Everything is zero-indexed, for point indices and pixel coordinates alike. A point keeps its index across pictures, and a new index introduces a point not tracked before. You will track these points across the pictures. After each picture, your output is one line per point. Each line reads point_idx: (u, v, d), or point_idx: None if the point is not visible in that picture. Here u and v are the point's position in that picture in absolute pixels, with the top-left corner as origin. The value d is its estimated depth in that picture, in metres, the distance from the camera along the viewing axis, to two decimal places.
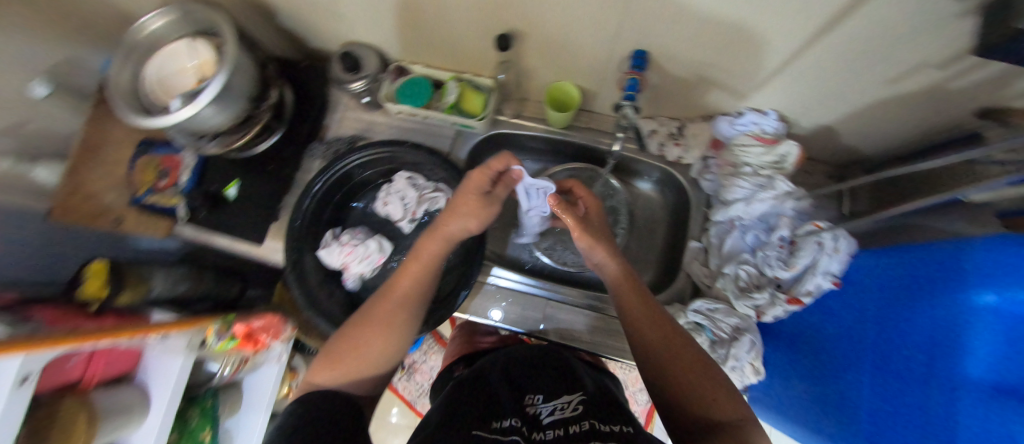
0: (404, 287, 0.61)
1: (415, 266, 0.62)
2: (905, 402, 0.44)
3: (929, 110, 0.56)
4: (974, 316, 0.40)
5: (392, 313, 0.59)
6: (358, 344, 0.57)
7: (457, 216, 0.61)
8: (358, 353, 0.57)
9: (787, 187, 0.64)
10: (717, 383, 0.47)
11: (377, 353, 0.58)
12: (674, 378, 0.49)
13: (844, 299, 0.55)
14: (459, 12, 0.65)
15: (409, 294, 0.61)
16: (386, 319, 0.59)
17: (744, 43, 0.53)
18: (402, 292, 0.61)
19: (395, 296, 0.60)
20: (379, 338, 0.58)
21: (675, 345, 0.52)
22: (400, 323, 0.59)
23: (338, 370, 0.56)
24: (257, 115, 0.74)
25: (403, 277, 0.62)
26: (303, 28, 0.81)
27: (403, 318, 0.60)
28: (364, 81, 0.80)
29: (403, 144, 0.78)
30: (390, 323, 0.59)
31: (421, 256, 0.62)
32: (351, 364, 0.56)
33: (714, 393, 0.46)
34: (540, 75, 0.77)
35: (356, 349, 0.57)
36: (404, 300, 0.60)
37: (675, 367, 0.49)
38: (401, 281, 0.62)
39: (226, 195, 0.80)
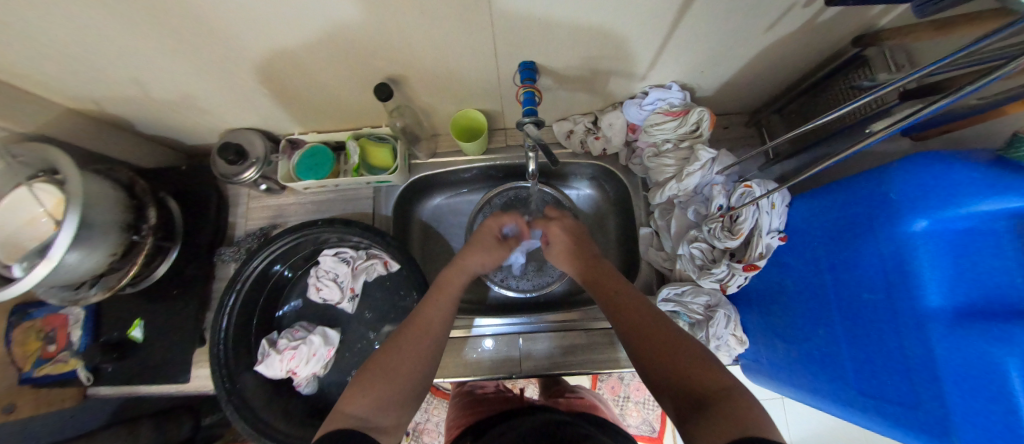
0: (430, 318, 0.55)
1: (441, 299, 0.58)
2: (880, 341, 0.42)
3: (812, 43, 0.57)
4: (912, 246, 0.38)
5: (422, 336, 0.52)
6: (391, 368, 0.48)
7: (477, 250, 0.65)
8: (389, 377, 0.47)
9: (709, 153, 0.61)
10: (692, 354, 0.43)
11: (405, 384, 0.48)
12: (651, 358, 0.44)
13: (795, 252, 0.53)
14: (329, 72, 0.60)
15: (438, 322, 0.55)
16: (420, 343, 0.51)
17: (620, 28, 0.51)
18: (433, 318, 0.55)
19: (426, 322, 0.54)
20: (411, 365, 0.49)
21: (647, 326, 0.48)
22: (428, 357, 0.51)
23: (371, 396, 0.45)
24: (140, 241, 0.66)
25: (431, 305, 0.56)
26: (171, 127, 0.72)
27: (430, 348, 0.52)
28: (255, 168, 0.71)
29: (314, 224, 0.68)
30: (419, 351, 0.51)
31: (444, 288, 0.59)
32: (384, 386, 0.46)
33: (690, 365, 0.41)
34: (440, 110, 0.73)
35: (390, 374, 0.48)
36: (430, 327, 0.54)
37: (651, 349, 0.45)
38: (429, 310, 0.56)
39: (133, 338, 0.69)
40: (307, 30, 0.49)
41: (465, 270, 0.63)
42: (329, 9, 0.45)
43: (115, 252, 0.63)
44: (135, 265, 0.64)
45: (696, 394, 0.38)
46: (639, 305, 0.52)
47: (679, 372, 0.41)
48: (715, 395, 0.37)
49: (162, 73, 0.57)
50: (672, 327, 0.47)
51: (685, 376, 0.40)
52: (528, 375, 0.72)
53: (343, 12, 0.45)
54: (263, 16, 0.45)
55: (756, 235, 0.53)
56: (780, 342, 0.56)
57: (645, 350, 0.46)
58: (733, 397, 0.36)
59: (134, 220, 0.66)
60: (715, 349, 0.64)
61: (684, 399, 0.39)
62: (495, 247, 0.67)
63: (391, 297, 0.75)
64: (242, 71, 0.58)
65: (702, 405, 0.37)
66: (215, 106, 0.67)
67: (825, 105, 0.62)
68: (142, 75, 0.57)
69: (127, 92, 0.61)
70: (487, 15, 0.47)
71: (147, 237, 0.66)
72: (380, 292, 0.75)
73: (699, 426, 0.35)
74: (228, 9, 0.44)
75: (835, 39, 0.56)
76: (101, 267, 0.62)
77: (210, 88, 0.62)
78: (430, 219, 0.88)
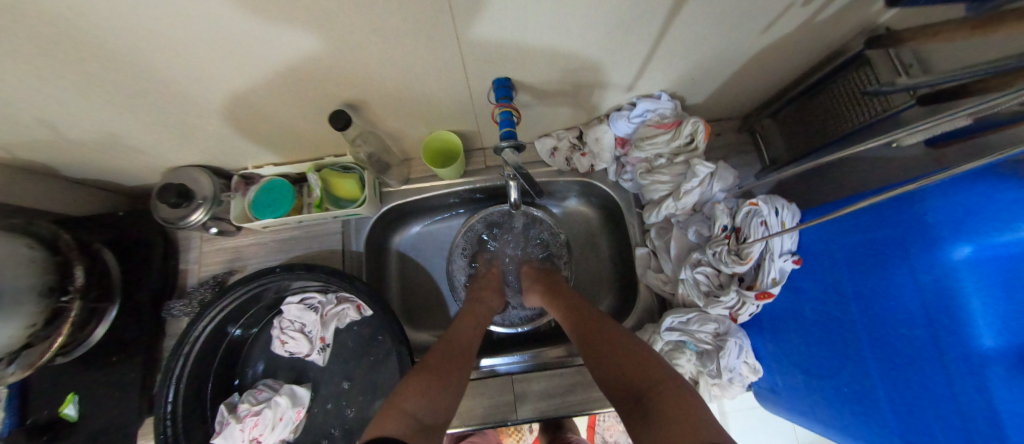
0: (466, 338, 0.56)
1: (472, 322, 0.60)
2: (919, 381, 0.37)
3: (808, 43, 0.52)
4: (954, 277, 0.33)
5: (464, 347, 0.54)
6: (443, 373, 0.48)
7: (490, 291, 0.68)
8: (443, 379, 0.47)
9: (707, 168, 0.57)
10: (635, 353, 0.46)
11: (454, 391, 0.47)
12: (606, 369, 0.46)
13: (810, 277, 0.47)
14: (277, 102, 0.53)
15: (474, 340, 0.56)
16: (461, 357, 0.52)
17: (603, 38, 0.46)
18: (469, 337, 0.56)
19: (464, 340, 0.55)
20: (456, 374, 0.49)
21: (596, 329, 0.52)
22: (465, 373, 0.51)
23: (427, 395, 0.45)
24: (68, 305, 0.56)
25: (463, 323, 0.59)
26: (102, 168, 0.64)
27: (467, 360, 0.52)
28: (203, 209, 0.63)
29: (273, 271, 0.60)
30: (461, 363, 0.51)
31: (476, 315, 0.61)
32: (437, 388, 0.46)
33: (630, 363, 0.45)
34: (410, 134, 0.66)
35: (444, 378, 0.48)
36: (468, 346, 0.54)
37: (600, 351, 0.49)
38: (462, 325, 0.59)
39: (67, 416, 0.59)
40: (241, 55, 0.42)
41: (489, 310, 0.65)
42: (261, 31, 0.38)
43: (33, 323, 0.53)
44: (61, 334, 0.54)
45: (637, 390, 0.42)
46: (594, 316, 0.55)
47: (623, 371, 0.45)
48: (655, 390, 0.41)
49: (75, 111, 0.48)
50: (617, 329, 0.51)
51: (628, 374, 0.44)
52: (525, 421, 0.64)
53: (280, 34, 0.39)
54: (180, 40, 0.38)
55: (768, 259, 0.48)
56: (800, 375, 0.50)
57: (594, 353, 0.49)
58: (669, 391, 0.40)
59: (58, 280, 0.56)
60: (727, 381, 0.57)
61: (627, 396, 0.42)
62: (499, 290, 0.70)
63: (367, 343, 0.67)
64: (171, 104, 0.50)
65: (642, 400, 0.40)
66: (150, 145, 0.59)
67: (826, 109, 0.57)
68: (51, 116, 0.48)
69: (38, 136, 0.52)
70: (450, 31, 0.41)
71: (78, 299, 0.57)
72: (354, 339, 0.68)
73: (643, 422, 0.38)
74: (137, 35, 0.37)
75: (833, 39, 0.51)
76: (15, 343, 0.51)
77: (139, 125, 0.54)
78: (410, 250, 0.80)
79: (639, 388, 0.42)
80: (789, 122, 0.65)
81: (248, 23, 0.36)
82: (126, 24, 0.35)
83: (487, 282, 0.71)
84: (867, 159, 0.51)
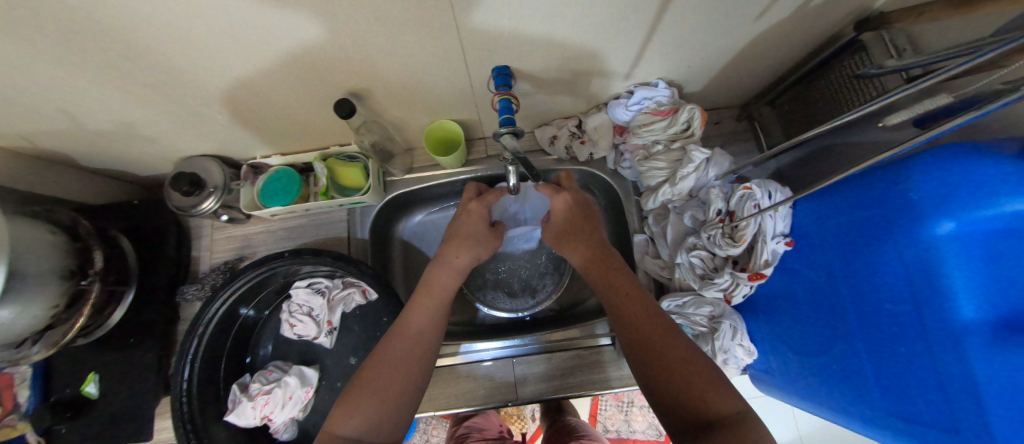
0: (416, 327, 0.51)
1: (432, 303, 0.54)
2: (904, 355, 0.38)
3: (804, 29, 0.53)
4: (938, 251, 0.34)
5: (407, 352, 0.49)
6: (382, 382, 0.46)
7: (463, 246, 0.59)
8: (382, 394, 0.45)
9: (703, 154, 0.58)
10: (697, 370, 0.40)
11: (397, 397, 0.46)
12: (661, 375, 0.41)
13: (803, 257, 0.49)
14: (285, 92, 0.55)
15: (429, 329, 0.52)
16: (411, 355, 0.49)
17: (599, 26, 0.47)
18: (420, 329, 0.51)
19: (411, 334, 0.51)
20: (401, 377, 0.47)
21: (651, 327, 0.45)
22: (419, 372, 0.49)
23: (359, 412, 0.44)
24: (88, 288, 0.59)
25: (415, 310, 0.53)
26: (119, 159, 0.66)
27: (421, 359, 0.49)
28: (214, 197, 0.65)
29: (281, 256, 0.62)
30: (408, 363, 0.48)
31: (434, 290, 0.55)
32: (372, 403, 0.45)
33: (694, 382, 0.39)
34: (412, 123, 0.68)
35: (381, 391, 0.46)
36: (420, 340, 0.50)
37: (655, 361, 0.42)
38: (416, 314, 0.53)
39: (88, 394, 0.63)
40: (251, 47, 0.44)
41: (457, 271, 0.57)
42: (271, 23, 0.40)
43: (56, 304, 0.56)
44: (82, 315, 0.57)
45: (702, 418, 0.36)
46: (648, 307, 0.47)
47: (686, 392, 0.38)
48: (727, 423, 0.35)
49: (94, 102, 0.51)
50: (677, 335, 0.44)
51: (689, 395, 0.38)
52: (525, 402, 0.67)
53: (288, 27, 0.41)
54: (195, 33, 0.40)
55: (761, 241, 0.49)
56: (792, 353, 0.51)
57: (648, 363, 0.42)
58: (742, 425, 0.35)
59: (78, 264, 0.59)
60: (722, 363, 0.59)
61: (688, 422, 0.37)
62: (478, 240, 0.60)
63: (372, 327, 0.69)
64: (183, 94, 0.52)
65: (711, 431, 0.35)
66: (163, 135, 0.61)
67: (822, 95, 0.58)
68: (71, 107, 0.51)
69: (60, 125, 0.54)
70: (451, 21, 0.42)
71: (97, 281, 0.60)
72: (359, 323, 0.70)
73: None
74: (155, 28, 0.39)
75: (829, 24, 0.52)
76: (40, 322, 0.55)
77: (153, 115, 0.56)
78: (413, 239, 0.82)
79: (705, 416, 0.36)
80: (786, 109, 0.66)
81: (258, 17, 0.38)
82: (145, 17, 0.37)
83: (465, 227, 0.60)
84: None
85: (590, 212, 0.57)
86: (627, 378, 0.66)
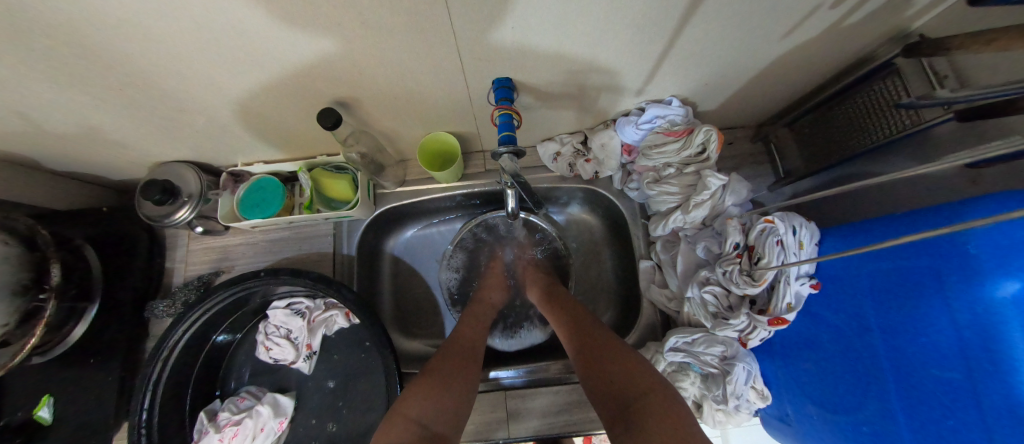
0: (468, 339, 0.55)
1: (476, 322, 0.59)
2: (953, 430, 0.33)
3: (833, 49, 0.48)
4: (997, 317, 0.30)
5: (468, 346, 0.53)
6: (445, 373, 0.48)
7: (493, 287, 0.68)
8: (450, 381, 0.47)
9: (719, 181, 0.54)
10: (624, 360, 0.45)
11: (460, 395, 0.46)
12: (592, 369, 0.46)
13: (833, 303, 0.43)
14: (267, 100, 0.50)
15: (479, 341, 0.55)
16: (467, 358, 0.51)
17: (612, 38, 0.42)
18: (471, 338, 0.55)
19: (467, 341, 0.54)
20: (463, 376, 0.48)
21: (588, 332, 0.51)
22: (476, 370, 0.50)
23: (430, 399, 0.44)
24: (43, 304, 0.54)
25: (465, 324, 0.58)
26: (85, 163, 0.61)
27: (475, 359, 0.52)
28: (189, 207, 0.60)
29: (258, 275, 0.57)
30: (468, 361, 0.51)
31: (478, 316, 0.60)
32: (442, 396, 0.45)
33: (622, 375, 0.43)
34: (405, 134, 0.63)
35: (447, 378, 0.47)
36: (472, 349, 0.53)
37: (590, 359, 0.47)
38: (464, 328, 0.57)
39: (41, 419, 0.57)
40: (222, 51, 0.39)
41: (491, 305, 0.64)
42: (245, 27, 0.35)
43: (6, 323, 0.50)
44: (35, 334, 0.52)
45: (624, 401, 0.41)
46: (586, 319, 0.54)
47: (611, 379, 0.44)
48: (641, 398, 0.40)
49: (49, 104, 0.46)
50: (610, 336, 0.49)
51: (615, 385, 0.43)
52: (518, 439, 0.61)
53: (266, 30, 0.36)
54: (156, 33, 0.35)
55: (783, 282, 0.44)
56: (814, 407, 0.46)
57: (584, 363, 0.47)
58: (657, 401, 0.39)
59: (33, 278, 0.54)
60: (732, 408, 0.54)
61: (612, 406, 0.41)
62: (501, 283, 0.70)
63: (355, 352, 0.65)
64: (152, 99, 0.47)
65: (628, 407, 0.40)
66: (133, 139, 0.56)
67: (847, 120, 0.53)
68: (24, 108, 0.46)
69: (14, 127, 0.49)
70: (447, 28, 0.38)
71: (53, 298, 0.54)
72: (342, 347, 0.65)
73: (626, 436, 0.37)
74: (112, 27, 0.34)
75: (861, 44, 0.48)
76: None
77: (119, 119, 0.51)
78: (404, 254, 0.77)
79: (625, 396, 0.41)
80: (804, 133, 0.62)
81: (229, 18, 0.34)
82: (97, 15, 0.32)
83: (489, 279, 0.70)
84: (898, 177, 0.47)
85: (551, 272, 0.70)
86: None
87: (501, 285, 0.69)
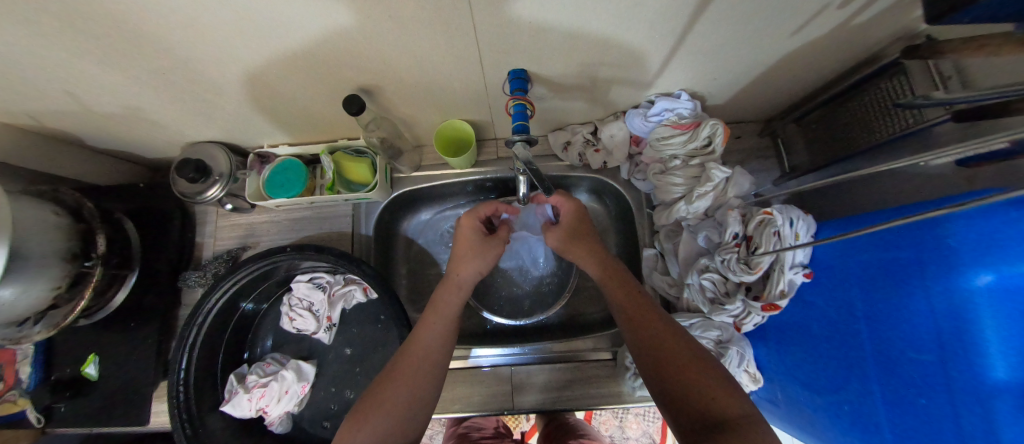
0: (426, 342, 0.50)
1: (438, 319, 0.52)
2: (924, 408, 0.36)
3: (842, 47, 0.50)
4: (971, 305, 0.33)
5: (426, 354, 0.49)
6: (388, 398, 0.45)
7: (466, 260, 0.57)
8: (391, 404, 0.45)
9: (723, 173, 0.56)
10: (710, 375, 0.39)
11: (406, 414, 0.45)
12: (667, 377, 0.41)
13: (824, 291, 0.46)
14: (296, 86, 0.53)
15: (436, 344, 0.50)
16: (421, 370, 0.48)
17: (624, 33, 0.44)
18: (430, 341, 0.50)
19: (421, 348, 0.49)
20: (409, 394, 0.46)
21: (660, 331, 0.45)
22: (428, 383, 0.48)
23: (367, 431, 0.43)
24: (90, 271, 0.58)
25: (424, 326, 0.51)
26: (123, 141, 0.65)
27: (430, 369, 0.48)
28: (219, 185, 0.64)
29: (283, 251, 0.61)
30: (418, 377, 0.47)
31: (439, 307, 0.53)
32: (382, 421, 0.44)
33: (712, 391, 0.38)
34: (422, 121, 0.66)
35: (388, 404, 0.45)
36: (431, 356, 0.49)
37: (665, 365, 0.42)
38: (422, 330, 0.51)
39: (88, 375, 0.64)
40: (260, 38, 0.42)
41: (462, 285, 0.56)
42: (283, 16, 0.38)
43: (59, 285, 0.55)
44: (83, 298, 0.57)
45: (711, 421, 0.36)
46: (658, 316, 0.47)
47: (694, 393, 0.39)
48: (735, 424, 0.35)
49: (99, 85, 0.49)
50: (687, 341, 0.43)
51: (701, 399, 0.38)
52: (523, 410, 0.66)
53: (301, 19, 0.39)
54: (202, 21, 0.38)
55: (778, 270, 0.47)
56: (800, 388, 0.50)
57: (656, 368, 0.42)
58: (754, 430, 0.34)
59: (81, 246, 0.58)
60: None
61: (694, 423, 0.37)
62: (483, 248, 0.59)
63: (372, 325, 0.69)
64: (191, 82, 0.51)
65: (719, 430, 0.35)
66: (170, 120, 0.60)
67: (852, 118, 0.55)
68: (76, 88, 0.49)
69: (66, 106, 0.53)
70: (469, 21, 0.40)
71: (99, 265, 0.59)
72: (360, 320, 0.70)
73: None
74: (165, 15, 0.37)
75: (868, 43, 0.49)
76: (42, 303, 0.54)
77: (159, 101, 0.54)
78: (417, 236, 0.81)
79: (714, 415, 0.36)
80: (809, 129, 0.63)
81: (271, 9, 0.37)
82: (152, 5, 0.35)
83: (462, 245, 0.59)
84: (897, 174, 0.49)
85: (580, 226, 0.59)
86: (640, 395, 0.64)
87: (478, 254, 0.58)
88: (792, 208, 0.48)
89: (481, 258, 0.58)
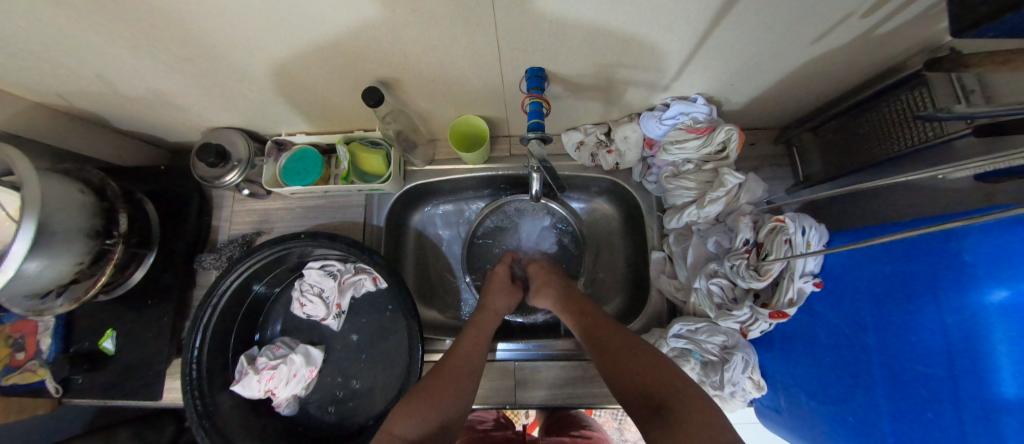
0: (467, 351, 0.53)
1: (475, 333, 0.56)
2: (932, 421, 0.36)
3: (863, 56, 0.49)
4: (981, 321, 0.33)
5: (466, 360, 0.52)
6: (433, 392, 0.47)
7: (498, 293, 0.64)
8: (436, 399, 0.46)
9: (736, 179, 0.56)
10: (650, 361, 0.43)
11: (449, 411, 0.46)
12: (617, 369, 0.45)
13: (834, 301, 0.46)
14: (317, 76, 0.54)
15: (476, 354, 0.53)
16: (462, 373, 0.50)
17: (644, 35, 0.44)
18: (470, 351, 0.53)
19: (462, 354, 0.53)
20: (453, 393, 0.48)
21: (608, 333, 0.50)
22: (468, 386, 0.49)
23: (420, 419, 0.44)
24: (111, 248, 0.60)
25: (465, 338, 0.55)
26: (148, 124, 0.67)
27: (469, 375, 0.50)
28: (237, 171, 0.65)
29: (298, 237, 0.62)
30: (460, 380, 0.49)
31: (479, 325, 0.58)
32: (429, 413, 0.45)
33: (653, 373, 0.42)
34: (438, 115, 0.67)
35: (434, 396, 0.46)
36: (470, 363, 0.52)
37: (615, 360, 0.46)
38: (463, 341, 0.55)
39: (105, 349, 0.66)
40: (286, 27, 0.43)
41: (496, 312, 0.61)
42: (311, 7, 0.39)
43: (82, 261, 0.57)
44: (105, 274, 0.59)
45: (654, 399, 0.39)
46: (605, 322, 0.52)
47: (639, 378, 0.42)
48: (672, 396, 0.38)
49: (129, 68, 0.51)
50: (632, 337, 0.48)
51: (644, 381, 0.41)
52: (526, 406, 0.66)
53: (327, 11, 0.40)
54: (230, 9, 0.39)
55: (787, 278, 0.47)
56: (807, 399, 0.49)
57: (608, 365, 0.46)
58: (688, 400, 0.38)
59: (104, 224, 0.60)
60: (728, 394, 0.58)
61: (643, 406, 0.40)
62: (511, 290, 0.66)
63: (380, 314, 0.71)
64: (216, 69, 0.52)
65: (660, 407, 0.38)
66: (193, 105, 0.62)
67: (871, 128, 0.54)
68: (106, 71, 0.51)
69: (96, 88, 0.55)
70: (491, 17, 0.41)
71: (120, 243, 0.61)
72: (368, 309, 0.71)
73: (659, 434, 0.35)
74: (197, 2, 0.38)
75: (890, 54, 0.48)
76: (66, 277, 0.56)
77: (185, 86, 0.56)
78: (427, 230, 0.82)
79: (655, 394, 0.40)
80: (825, 138, 0.63)
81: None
82: None
83: (495, 282, 0.67)
84: (914, 187, 0.49)
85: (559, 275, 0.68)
86: None
87: (506, 291, 0.65)
88: (809, 219, 0.47)
89: (510, 298, 0.65)
